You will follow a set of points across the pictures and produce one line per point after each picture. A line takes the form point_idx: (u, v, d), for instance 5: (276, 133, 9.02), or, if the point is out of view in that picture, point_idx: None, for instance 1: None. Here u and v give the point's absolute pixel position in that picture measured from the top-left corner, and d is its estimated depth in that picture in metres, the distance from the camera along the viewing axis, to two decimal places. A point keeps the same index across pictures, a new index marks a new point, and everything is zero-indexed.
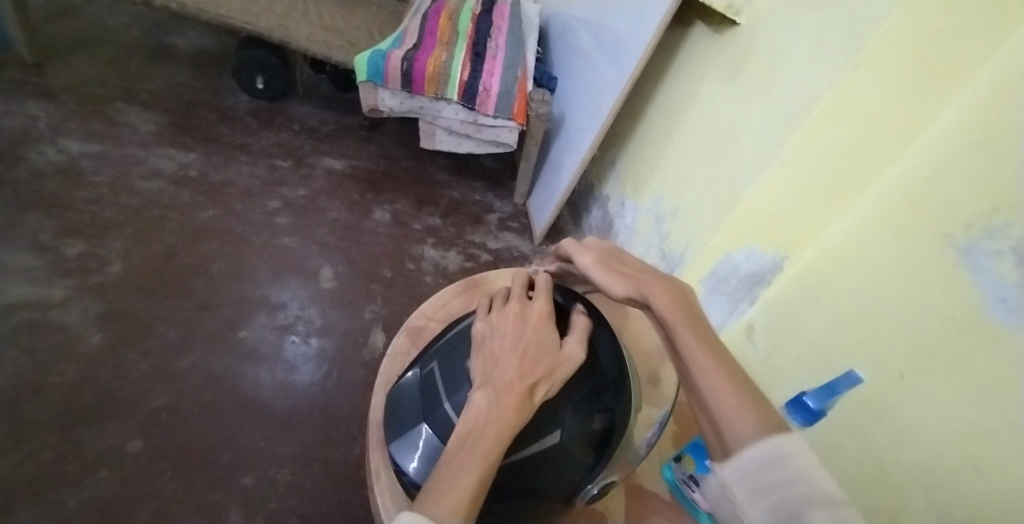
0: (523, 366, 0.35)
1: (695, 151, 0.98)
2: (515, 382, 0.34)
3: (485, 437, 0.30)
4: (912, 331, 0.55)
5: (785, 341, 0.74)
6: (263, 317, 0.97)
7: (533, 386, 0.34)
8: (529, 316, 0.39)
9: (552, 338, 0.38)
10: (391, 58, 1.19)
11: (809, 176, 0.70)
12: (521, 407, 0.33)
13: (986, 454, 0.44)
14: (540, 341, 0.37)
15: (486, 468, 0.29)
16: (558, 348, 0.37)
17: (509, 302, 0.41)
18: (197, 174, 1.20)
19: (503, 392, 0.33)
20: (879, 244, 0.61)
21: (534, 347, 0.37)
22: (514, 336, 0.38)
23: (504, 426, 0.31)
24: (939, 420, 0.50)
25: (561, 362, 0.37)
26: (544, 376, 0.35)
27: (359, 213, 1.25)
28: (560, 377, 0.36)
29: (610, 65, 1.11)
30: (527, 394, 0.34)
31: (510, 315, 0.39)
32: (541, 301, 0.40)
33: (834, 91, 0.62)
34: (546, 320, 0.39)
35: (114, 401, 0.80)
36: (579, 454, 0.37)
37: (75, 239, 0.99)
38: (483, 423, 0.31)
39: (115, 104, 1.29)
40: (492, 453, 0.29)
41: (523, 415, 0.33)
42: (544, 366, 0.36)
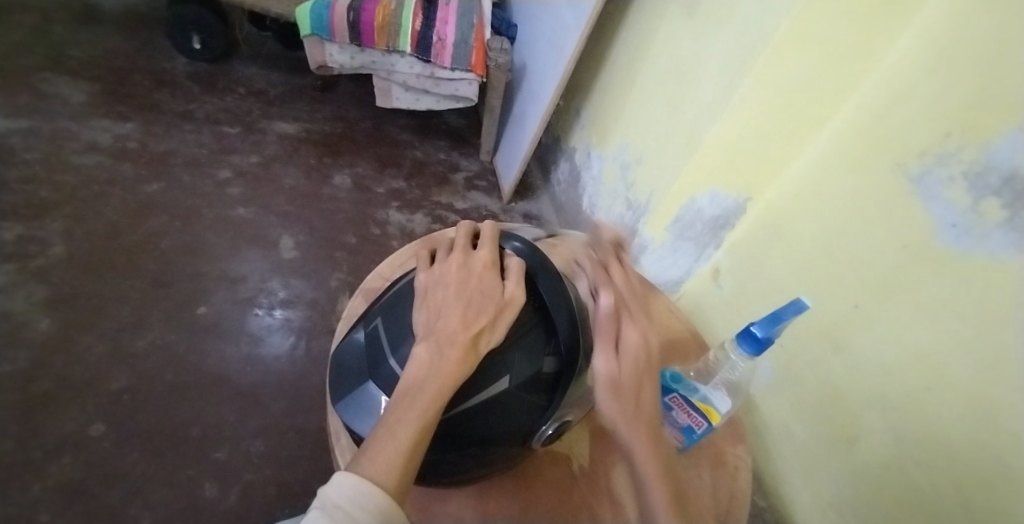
0: (466, 316, 0.35)
1: (657, 93, 0.95)
2: (457, 333, 0.33)
3: (424, 390, 0.30)
4: (869, 261, 0.55)
5: (749, 283, 0.75)
6: (223, 292, 0.94)
7: (477, 336, 0.34)
8: (472, 265, 0.38)
9: (497, 286, 0.37)
10: (336, 7, 1.10)
11: (762, 113, 0.68)
12: (465, 358, 0.32)
13: (940, 375, 0.47)
14: (484, 290, 0.36)
15: (427, 420, 0.30)
16: (503, 296, 0.36)
17: (452, 253, 0.40)
18: (137, 146, 1.12)
19: (445, 344, 0.33)
20: (837, 177, 0.61)
21: (477, 297, 0.36)
22: (457, 287, 0.37)
23: (445, 378, 0.31)
24: (891, 344, 0.52)
25: (506, 309, 0.36)
26: (487, 326, 0.35)
27: (318, 179, 1.20)
28: (504, 324, 0.36)
29: (570, 8, 1.06)
30: (471, 344, 0.33)
31: (453, 266, 0.38)
32: (485, 251, 0.39)
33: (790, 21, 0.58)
34: (490, 269, 0.38)
35: (72, 385, 0.77)
36: (530, 398, 0.36)
37: (8, 222, 0.92)
38: (424, 377, 0.31)
39: (37, 73, 1.18)
40: (432, 406, 0.30)
41: (466, 366, 0.32)
42: (488, 315, 0.35)
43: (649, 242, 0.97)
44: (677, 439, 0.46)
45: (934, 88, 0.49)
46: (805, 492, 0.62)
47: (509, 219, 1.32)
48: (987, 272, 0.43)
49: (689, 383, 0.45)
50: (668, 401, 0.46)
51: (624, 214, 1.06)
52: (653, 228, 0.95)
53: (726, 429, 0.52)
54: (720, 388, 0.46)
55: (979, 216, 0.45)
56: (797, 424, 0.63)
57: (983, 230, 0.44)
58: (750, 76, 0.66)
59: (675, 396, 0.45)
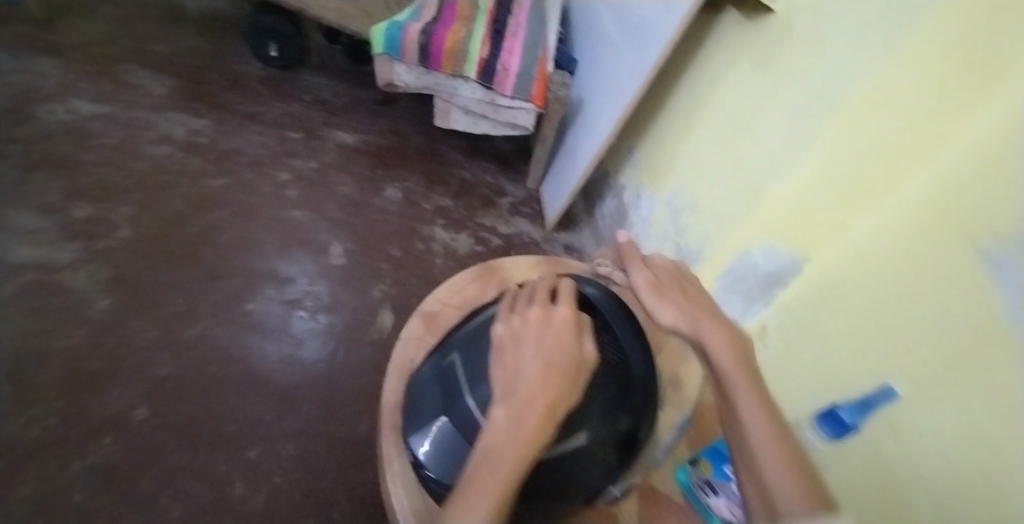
0: (547, 378, 0.33)
1: (719, 141, 0.95)
2: (538, 399, 0.32)
3: (505, 457, 0.29)
4: (933, 340, 0.52)
5: (800, 347, 0.73)
6: (271, 291, 0.96)
7: (557, 402, 0.32)
8: (550, 321, 0.37)
9: (575, 345, 0.36)
10: (409, 30, 1.15)
11: (831, 169, 0.68)
12: (544, 425, 0.31)
13: (992, 472, 0.43)
14: (563, 352, 0.35)
15: (507, 489, 0.28)
16: (579, 357, 0.35)
17: (531, 306, 0.39)
18: (208, 141, 1.18)
19: (523, 409, 0.31)
20: (905, 248, 0.59)
21: (556, 358, 0.34)
22: (535, 344, 0.35)
23: (522, 448, 0.29)
24: (949, 428, 0.49)
25: (583, 371, 0.35)
26: (567, 393, 0.33)
27: (371, 190, 1.23)
28: (580, 388, 0.34)
29: (635, 51, 1.08)
30: (551, 411, 0.32)
31: (532, 321, 0.37)
32: (565, 308, 0.38)
33: (869, 83, 0.60)
34: (569, 328, 0.37)
35: (118, 366, 0.79)
36: (603, 456, 0.38)
37: (82, 202, 0.98)
38: (505, 441, 0.30)
39: (125, 64, 1.26)
40: (510, 481, 0.28)
41: (544, 433, 0.31)
42: (569, 381, 0.34)
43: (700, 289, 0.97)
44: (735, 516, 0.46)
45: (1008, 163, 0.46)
46: None
47: (549, 248, 1.33)
48: None
49: None
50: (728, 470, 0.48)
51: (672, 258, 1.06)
52: (705, 277, 0.95)
53: None
54: None
55: None
56: (845, 497, 0.60)
57: None
58: (823, 134, 0.68)
59: None
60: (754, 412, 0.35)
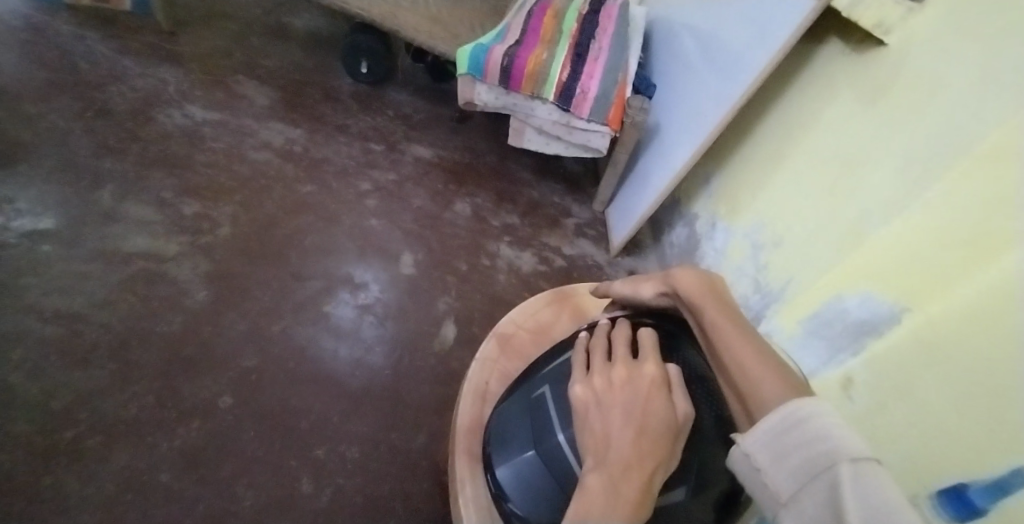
0: (641, 445, 0.30)
1: (816, 179, 0.89)
2: (634, 467, 0.29)
3: None
4: (1019, 410, 0.44)
5: (892, 405, 0.63)
6: (346, 295, 1.01)
7: (653, 473, 0.30)
8: (638, 382, 0.35)
9: (669, 408, 0.33)
10: (493, 52, 1.19)
11: (952, 219, 0.62)
12: (643, 499, 0.28)
13: None
14: (657, 416, 0.32)
15: None
16: (676, 421, 0.33)
17: (613, 364, 0.37)
18: (300, 149, 1.27)
19: (620, 477, 0.29)
20: (1012, 305, 0.50)
21: (653, 423, 0.32)
22: (624, 407, 0.33)
23: (626, 520, 0.26)
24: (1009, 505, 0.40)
25: (679, 437, 0.33)
26: (662, 463, 0.30)
27: (442, 204, 1.27)
28: (676, 457, 0.32)
29: (721, 78, 1.05)
30: (649, 483, 0.29)
31: (617, 379, 0.35)
32: (652, 366, 0.36)
33: (1006, 131, 0.56)
34: (658, 388, 0.34)
35: (209, 353, 0.86)
36: (700, 513, 0.38)
37: (190, 199, 1.08)
38: (599, 512, 0.27)
39: (236, 76, 1.40)
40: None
41: (644, 508, 0.28)
42: (664, 450, 0.31)
43: (777, 332, 0.91)
44: None
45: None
46: None
47: (613, 273, 1.30)
48: None
49: None
50: None
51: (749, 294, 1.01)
52: (786, 320, 0.89)
53: None
54: None
55: None
56: None
57: None
58: (946, 179, 0.63)
59: None
60: (747, 359, 0.33)
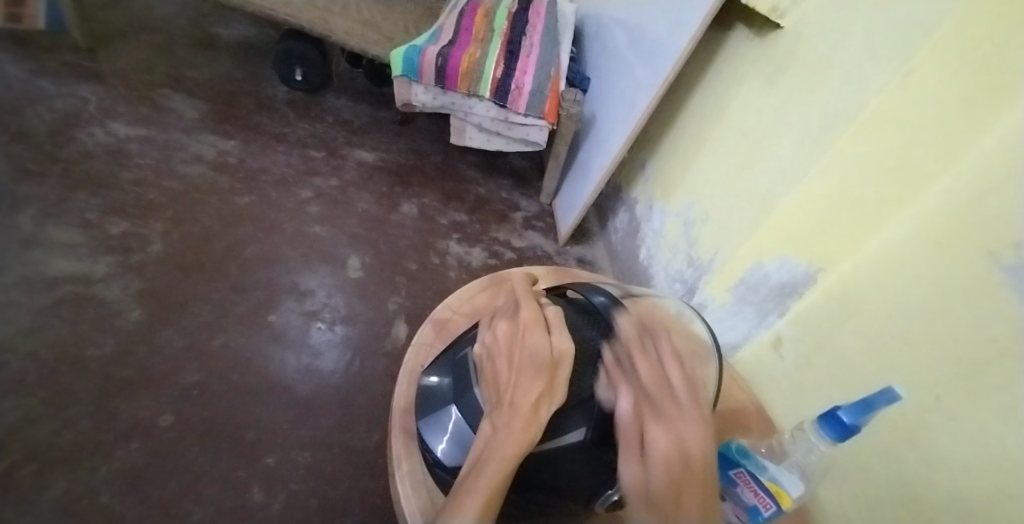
0: (523, 383, 0.37)
1: (730, 157, 0.96)
2: (516, 403, 0.36)
3: (491, 459, 0.34)
4: (950, 355, 0.52)
5: (816, 358, 0.71)
6: (291, 303, 1.00)
7: (536, 402, 0.36)
8: (517, 329, 0.41)
9: (544, 345, 0.39)
10: (427, 53, 1.19)
11: (843, 184, 0.70)
12: (527, 424, 0.35)
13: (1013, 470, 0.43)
14: (534, 355, 0.39)
15: (495, 486, 0.33)
16: (552, 355, 0.39)
17: (500, 319, 0.44)
18: (236, 161, 1.24)
19: (507, 414, 0.36)
20: (919, 260, 0.58)
21: (528, 363, 0.38)
22: (507, 355, 0.40)
23: (508, 447, 0.34)
24: (965, 438, 0.48)
25: (559, 366, 0.39)
26: (543, 392, 0.37)
27: (388, 206, 1.27)
28: (560, 384, 0.38)
29: (645, 68, 1.10)
30: (531, 411, 0.36)
31: (501, 333, 0.42)
32: (528, 312, 0.42)
33: (881, 98, 0.63)
34: (534, 330, 0.41)
35: (147, 374, 0.83)
36: (602, 455, 0.40)
37: (118, 219, 1.04)
38: (491, 446, 0.35)
39: (161, 90, 1.34)
40: (503, 469, 0.33)
41: (529, 432, 0.35)
42: (543, 381, 0.37)
43: (709, 301, 0.97)
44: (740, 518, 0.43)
45: (1014, 180, 0.48)
46: None
47: (562, 261, 1.34)
48: None
49: (758, 460, 0.44)
50: (732, 475, 0.44)
51: (683, 270, 1.06)
52: (715, 290, 0.95)
53: (794, 519, 0.50)
54: (794, 470, 0.44)
55: None
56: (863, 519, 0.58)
57: None
58: (836, 147, 0.70)
59: (741, 470, 0.44)
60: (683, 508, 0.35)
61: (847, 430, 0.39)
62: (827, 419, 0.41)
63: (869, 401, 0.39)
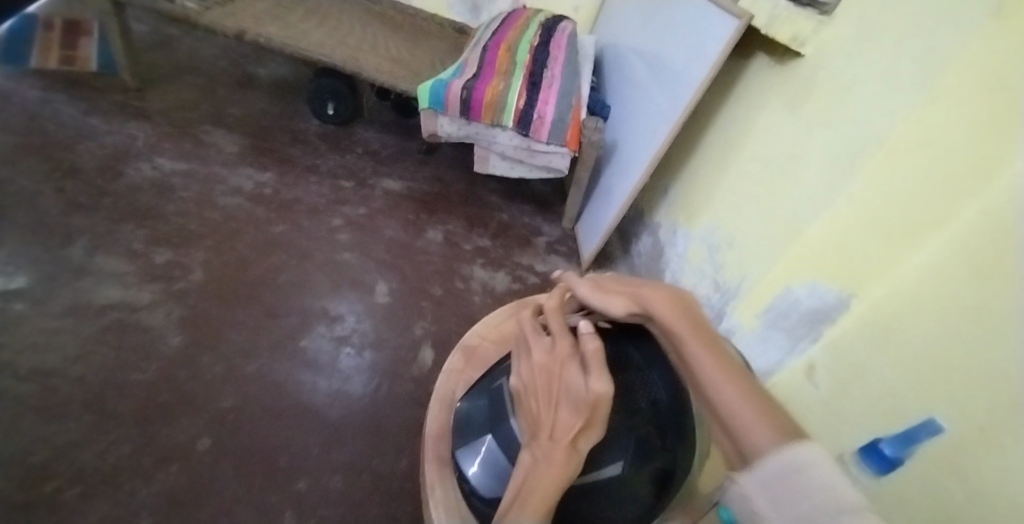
0: (562, 419, 0.38)
1: (755, 182, 0.96)
2: (556, 439, 0.37)
3: (533, 493, 0.34)
4: (993, 383, 0.48)
5: (851, 386, 0.69)
6: (321, 328, 1.03)
7: (576, 437, 0.37)
8: (552, 363, 0.42)
9: (581, 384, 0.39)
10: (452, 86, 1.25)
11: (881, 208, 0.68)
12: (568, 459, 0.36)
13: None
14: (571, 392, 0.39)
15: (536, 523, 0.33)
16: (589, 397, 0.37)
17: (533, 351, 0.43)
18: (271, 192, 1.30)
19: (548, 449, 0.37)
20: (959, 284, 0.55)
21: (565, 399, 0.39)
22: (544, 391, 0.40)
23: (550, 482, 0.35)
24: (1016, 474, 0.43)
25: (597, 408, 0.37)
26: (582, 428, 0.37)
27: (414, 233, 1.31)
28: (598, 424, 0.38)
29: (666, 95, 1.12)
30: (572, 445, 0.37)
31: (535, 367, 0.42)
32: (563, 345, 0.42)
33: (907, 123, 0.63)
34: (570, 363, 0.41)
35: (184, 398, 0.86)
36: (640, 491, 0.42)
37: (162, 248, 1.10)
38: (532, 480, 0.35)
39: (204, 127, 1.43)
40: (547, 504, 0.34)
41: (570, 469, 0.36)
42: (581, 417, 0.37)
43: (737, 327, 0.95)
44: None
45: None
46: None
47: None
48: None
49: None
50: None
51: (710, 294, 1.05)
52: (743, 315, 0.94)
53: None
54: None
55: None
56: None
57: None
58: (863, 173, 0.70)
59: None
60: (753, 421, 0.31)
61: None
62: None
63: None
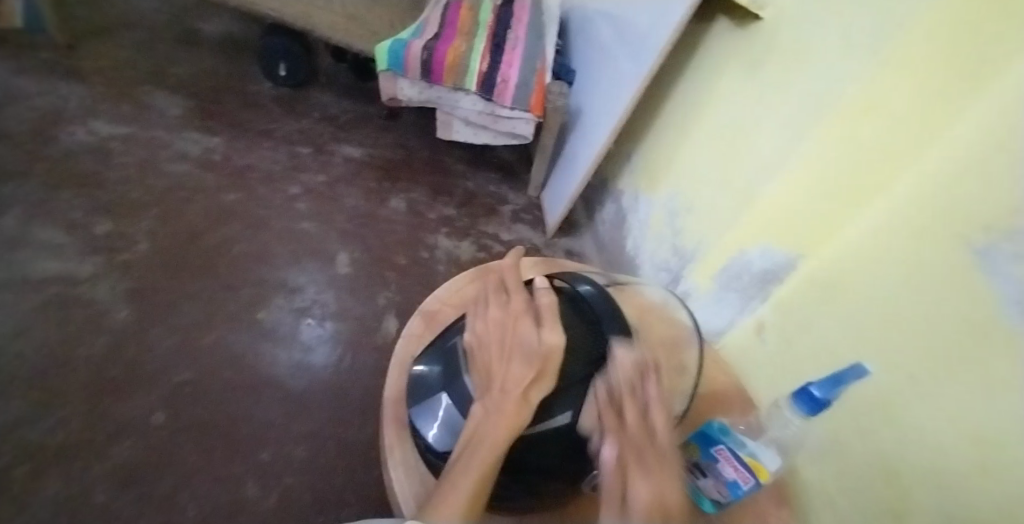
0: (515, 370, 0.39)
1: (713, 147, 0.98)
2: (509, 390, 0.38)
3: (485, 441, 0.35)
4: (923, 337, 0.54)
5: (796, 342, 0.74)
6: (281, 299, 1.00)
7: (528, 388, 0.38)
8: (508, 319, 0.43)
9: (535, 337, 0.41)
10: (412, 47, 1.19)
11: (825, 173, 0.71)
12: (519, 409, 0.37)
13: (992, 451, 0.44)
14: (525, 344, 0.40)
15: (486, 470, 0.34)
16: (542, 348, 0.40)
17: (490, 306, 0.44)
18: (221, 158, 1.23)
19: (500, 401, 0.37)
20: (898, 246, 0.60)
21: (519, 352, 0.40)
22: (499, 346, 0.41)
23: (502, 430, 0.36)
24: (941, 417, 0.50)
25: (549, 359, 0.39)
26: (534, 379, 0.39)
27: (376, 201, 1.27)
28: (549, 375, 0.39)
29: (630, 59, 1.11)
30: (523, 396, 0.38)
31: (492, 323, 0.43)
32: (519, 302, 0.44)
33: (857, 87, 0.65)
34: (525, 319, 0.42)
35: (136, 373, 0.83)
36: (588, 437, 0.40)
37: (103, 218, 1.03)
38: (483, 429, 0.36)
39: (143, 87, 1.32)
40: (497, 450, 0.35)
41: (520, 419, 0.37)
42: (534, 369, 0.39)
43: (694, 289, 0.99)
44: (721, 495, 0.45)
45: (986, 161, 0.49)
46: None
47: (550, 253, 1.35)
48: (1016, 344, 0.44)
49: (737, 437, 0.47)
50: (713, 452, 0.46)
51: (669, 259, 1.08)
52: (699, 277, 0.97)
53: (771, 492, 0.52)
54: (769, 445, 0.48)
55: None
56: (842, 494, 0.61)
57: None
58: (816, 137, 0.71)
59: (722, 447, 0.46)
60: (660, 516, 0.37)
61: (819, 404, 0.42)
62: (799, 395, 0.43)
63: (837, 376, 0.41)
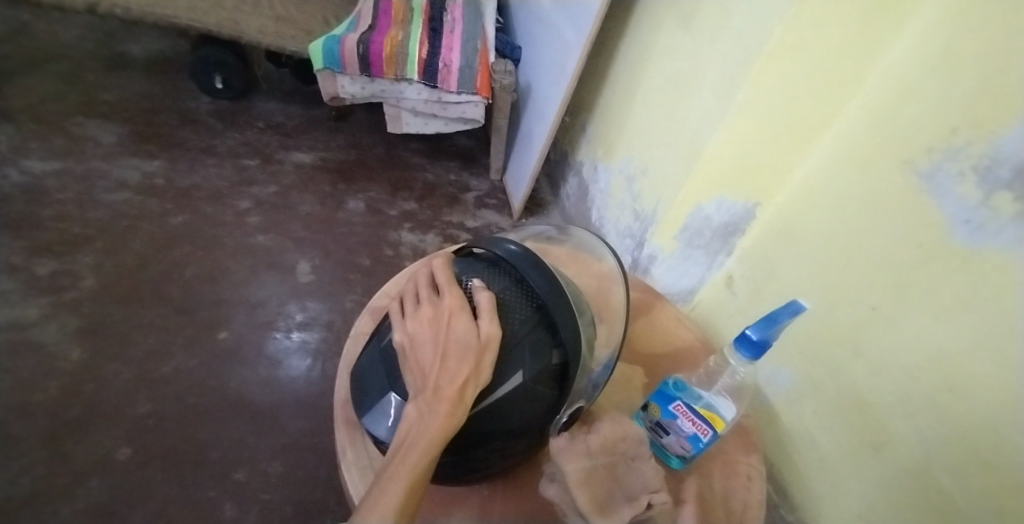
0: (448, 368, 0.35)
1: (658, 105, 0.96)
2: (442, 388, 0.34)
3: (416, 445, 0.32)
4: (879, 269, 0.55)
5: (763, 289, 0.74)
6: (243, 316, 0.97)
7: (463, 385, 0.34)
8: (440, 314, 0.38)
9: (470, 332, 0.36)
10: (346, 42, 1.15)
11: (765, 118, 0.68)
12: (454, 410, 0.33)
13: (958, 373, 0.45)
14: (458, 340, 0.36)
15: (419, 472, 0.32)
16: (478, 340, 0.36)
17: (421, 304, 0.40)
18: (164, 182, 1.18)
19: (432, 402, 0.34)
20: (844, 180, 0.61)
21: (453, 348, 0.35)
22: (432, 342, 0.37)
23: (436, 434, 0.32)
24: (900, 339, 0.52)
25: (486, 351, 0.36)
26: (470, 374, 0.34)
27: (333, 204, 1.24)
28: (486, 369, 0.36)
29: (570, 27, 1.09)
30: (458, 396, 0.34)
31: (424, 320, 0.38)
32: (451, 296, 0.38)
33: (784, 28, 0.59)
34: (458, 313, 0.37)
35: (98, 412, 0.80)
36: (543, 391, 0.39)
37: (44, 258, 0.98)
38: (416, 432, 0.33)
39: (74, 119, 1.26)
40: (431, 454, 0.32)
41: (455, 418, 0.33)
42: (470, 365, 0.35)
43: (658, 251, 0.95)
44: (685, 449, 0.46)
45: (925, 79, 0.51)
46: (835, 507, 0.59)
47: None
48: (975, 263, 0.44)
49: (692, 391, 0.46)
50: (672, 409, 0.46)
51: (632, 225, 1.06)
52: (660, 239, 0.93)
53: (738, 438, 0.52)
54: (723, 393, 0.46)
55: (993, 210, 0.43)
56: (821, 433, 0.61)
57: (997, 224, 0.43)
58: (747, 82, 0.66)
59: (678, 404, 0.45)
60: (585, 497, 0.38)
61: (758, 347, 0.41)
62: (741, 341, 0.42)
63: (772, 316, 0.41)
